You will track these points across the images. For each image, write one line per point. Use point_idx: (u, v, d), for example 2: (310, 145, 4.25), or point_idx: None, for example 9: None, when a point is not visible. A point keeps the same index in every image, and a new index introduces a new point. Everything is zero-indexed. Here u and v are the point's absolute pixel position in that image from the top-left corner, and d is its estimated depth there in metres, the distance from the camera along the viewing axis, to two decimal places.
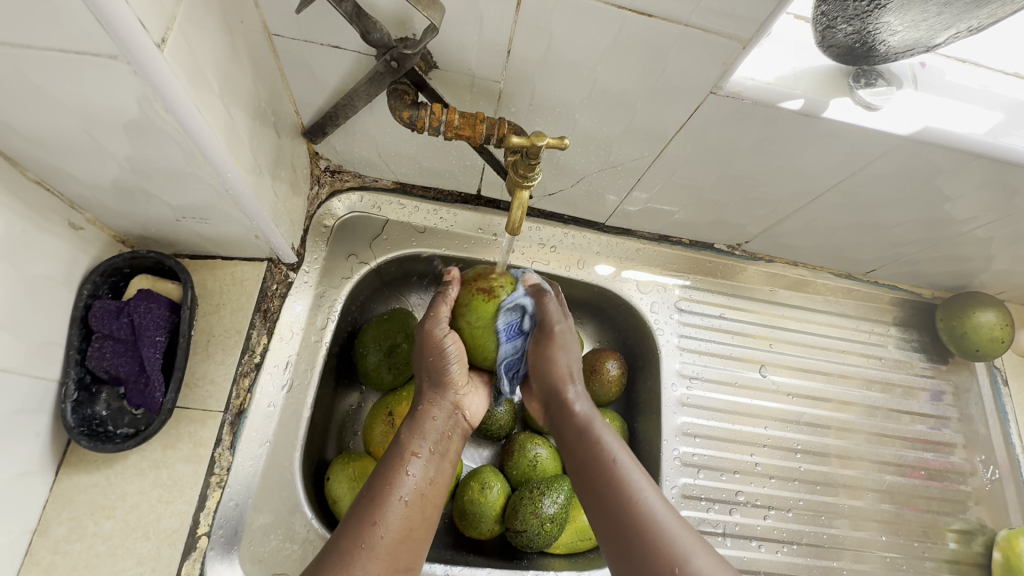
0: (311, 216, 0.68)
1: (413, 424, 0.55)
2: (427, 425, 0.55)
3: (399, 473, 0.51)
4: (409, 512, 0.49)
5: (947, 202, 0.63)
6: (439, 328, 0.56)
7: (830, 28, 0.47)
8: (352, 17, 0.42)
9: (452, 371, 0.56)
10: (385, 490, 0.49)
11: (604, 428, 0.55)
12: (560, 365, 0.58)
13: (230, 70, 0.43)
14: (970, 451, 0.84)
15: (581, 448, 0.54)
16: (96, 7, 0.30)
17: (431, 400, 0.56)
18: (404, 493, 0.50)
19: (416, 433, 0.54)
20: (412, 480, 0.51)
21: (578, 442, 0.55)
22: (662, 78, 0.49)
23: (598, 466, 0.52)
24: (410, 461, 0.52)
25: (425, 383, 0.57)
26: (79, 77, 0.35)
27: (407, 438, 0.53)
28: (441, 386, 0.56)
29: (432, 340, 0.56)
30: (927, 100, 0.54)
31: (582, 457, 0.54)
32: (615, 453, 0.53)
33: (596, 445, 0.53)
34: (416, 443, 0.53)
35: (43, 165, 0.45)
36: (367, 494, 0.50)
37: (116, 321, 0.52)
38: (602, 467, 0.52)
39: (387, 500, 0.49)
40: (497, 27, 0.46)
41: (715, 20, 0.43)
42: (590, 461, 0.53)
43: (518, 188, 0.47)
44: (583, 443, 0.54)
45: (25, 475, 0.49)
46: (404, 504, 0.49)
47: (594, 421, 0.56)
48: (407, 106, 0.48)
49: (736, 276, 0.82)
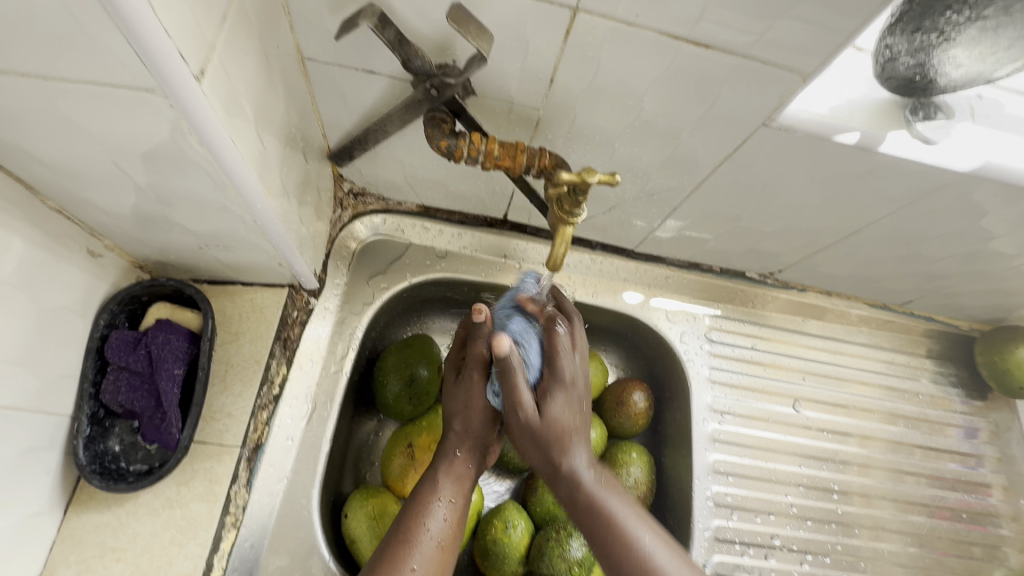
0: (333, 240, 0.65)
1: (445, 469, 0.54)
2: (457, 467, 0.54)
3: (431, 515, 0.50)
4: (441, 558, 0.49)
5: (995, 238, 0.60)
6: (478, 376, 0.55)
7: (892, 61, 0.45)
8: (394, 45, 0.40)
9: (485, 420, 0.56)
10: (417, 535, 0.49)
11: (604, 488, 0.51)
12: (546, 426, 0.50)
13: (265, 96, 0.41)
14: (1009, 493, 0.81)
15: (580, 514, 0.50)
16: (139, 41, 0.28)
17: (463, 445, 0.55)
18: (435, 534, 0.50)
19: (449, 477, 0.53)
20: (444, 524, 0.50)
21: (579, 509, 0.51)
22: (711, 109, 0.47)
23: (605, 537, 0.49)
24: (440, 504, 0.51)
25: (461, 432, 0.55)
26: (113, 108, 0.33)
27: (439, 481, 0.53)
28: (475, 433, 0.55)
29: (475, 388, 0.55)
30: (986, 135, 0.51)
31: (586, 526, 0.50)
32: (619, 515, 0.50)
33: (598, 513, 0.50)
34: (448, 488, 0.52)
35: (64, 193, 0.43)
36: (395, 533, 0.49)
37: (133, 352, 0.50)
38: (609, 540, 0.49)
39: (419, 542, 0.48)
40: (542, 55, 0.44)
41: (776, 53, 0.41)
42: (603, 540, 0.49)
43: (561, 223, 0.45)
44: (588, 512, 0.50)
45: (33, 516, 0.47)
46: (436, 547, 0.49)
47: (595, 484, 0.51)
48: (445, 134, 0.46)
49: (766, 306, 0.80)
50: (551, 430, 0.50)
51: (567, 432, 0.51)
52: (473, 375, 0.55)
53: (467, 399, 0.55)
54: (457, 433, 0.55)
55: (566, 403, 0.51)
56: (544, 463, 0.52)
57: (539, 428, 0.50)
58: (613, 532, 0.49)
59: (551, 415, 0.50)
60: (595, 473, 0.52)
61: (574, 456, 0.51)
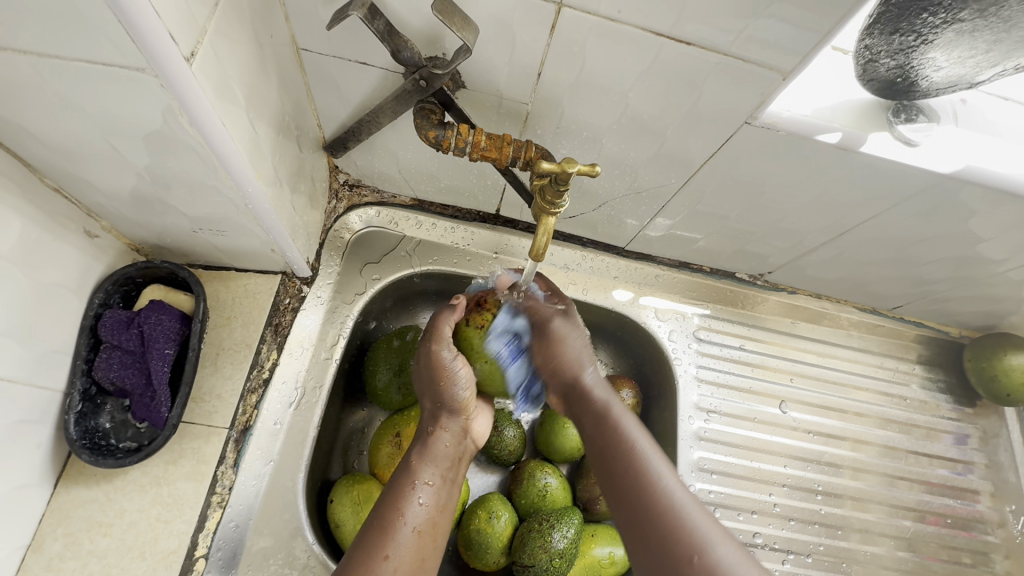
0: (328, 230, 0.67)
1: (423, 452, 0.54)
2: (438, 450, 0.54)
3: (409, 501, 0.50)
4: (420, 542, 0.48)
5: (982, 242, 0.61)
6: (443, 352, 0.54)
7: (873, 61, 0.46)
8: (383, 35, 0.41)
9: (461, 396, 0.55)
10: (395, 519, 0.48)
11: (624, 412, 0.55)
12: (564, 351, 0.58)
13: (257, 83, 0.43)
14: (997, 500, 0.81)
15: (597, 433, 0.54)
16: (129, 22, 0.30)
17: (442, 425, 0.56)
18: (415, 522, 0.49)
19: (425, 461, 0.53)
20: (423, 508, 0.50)
21: (596, 434, 0.54)
22: (696, 106, 0.48)
23: (620, 458, 0.51)
24: (420, 488, 0.51)
25: (436, 408, 0.56)
26: (107, 89, 0.35)
27: (417, 465, 0.53)
28: (453, 413, 0.56)
29: (438, 364, 0.54)
30: (969, 138, 0.52)
31: (603, 450, 0.53)
32: (636, 439, 0.52)
33: (611, 425, 0.54)
34: (427, 470, 0.53)
35: (62, 173, 0.44)
36: (374, 521, 0.48)
37: (126, 331, 0.52)
38: (621, 460, 0.51)
39: (398, 530, 0.47)
40: (530, 50, 0.45)
41: (756, 50, 0.42)
42: (613, 460, 0.51)
43: (544, 214, 0.47)
44: (606, 436, 0.53)
45: (23, 488, 0.48)
46: (414, 534, 0.48)
47: (612, 404, 0.56)
48: (433, 125, 0.48)
49: (756, 307, 0.80)
50: (568, 359, 0.58)
51: (583, 354, 0.58)
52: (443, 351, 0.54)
53: (428, 372, 0.55)
54: (435, 412, 0.56)
55: (581, 340, 0.58)
56: (566, 391, 0.59)
57: (559, 355, 0.58)
58: (618, 441, 0.52)
59: (566, 344, 0.58)
60: (615, 400, 0.57)
61: (591, 377, 0.58)
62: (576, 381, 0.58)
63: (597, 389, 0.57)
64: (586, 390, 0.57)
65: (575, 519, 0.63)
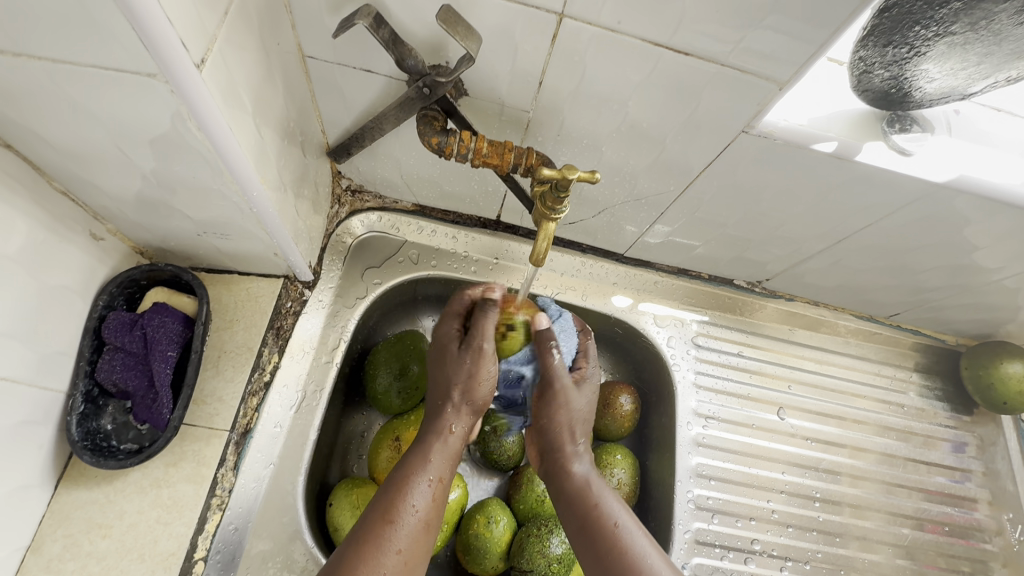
0: (330, 234, 0.67)
1: (436, 443, 0.54)
2: (449, 444, 0.55)
3: (418, 492, 0.50)
4: (424, 534, 0.49)
5: (977, 250, 0.62)
6: (487, 344, 0.56)
7: (868, 72, 0.47)
8: (388, 44, 0.42)
9: (484, 396, 0.57)
10: (403, 510, 0.49)
11: (603, 490, 0.56)
12: (558, 416, 0.58)
13: (263, 89, 0.43)
14: (994, 509, 0.81)
15: (578, 511, 0.54)
16: (143, 29, 0.30)
17: (456, 420, 0.56)
18: (421, 511, 0.50)
19: (438, 451, 0.54)
20: (429, 500, 0.51)
21: (578, 510, 0.54)
22: (694, 115, 0.49)
23: (601, 537, 0.51)
24: (430, 480, 0.51)
25: (457, 404, 0.56)
26: (118, 94, 0.35)
27: (430, 457, 0.53)
28: (469, 410, 0.57)
29: (480, 357, 0.56)
30: (962, 148, 0.53)
31: (584, 527, 0.53)
32: (617, 516, 0.53)
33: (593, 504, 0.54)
34: (437, 462, 0.53)
35: (70, 176, 0.45)
36: (380, 508, 0.49)
37: (129, 333, 0.52)
38: (603, 539, 0.51)
39: (405, 519, 0.48)
40: (531, 59, 0.46)
41: (753, 61, 0.43)
42: (594, 538, 0.52)
43: (544, 219, 0.48)
44: (588, 515, 0.53)
45: (24, 489, 0.48)
46: (420, 523, 0.49)
47: (591, 479, 0.56)
48: (436, 132, 0.48)
49: (755, 314, 0.81)
50: (560, 425, 0.58)
51: (574, 425, 0.58)
52: (483, 343, 0.56)
53: (467, 365, 0.56)
54: (456, 404, 0.56)
55: (576, 405, 0.59)
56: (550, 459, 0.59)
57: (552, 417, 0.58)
58: (599, 520, 0.53)
59: (561, 412, 0.58)
60: (595, 476, 0.57)
61: (579, 452, 0.58)
62: (563, 452, 0.58)
63: (581, 463, 0.58)
64: (569, 462, 0.57)
65: None
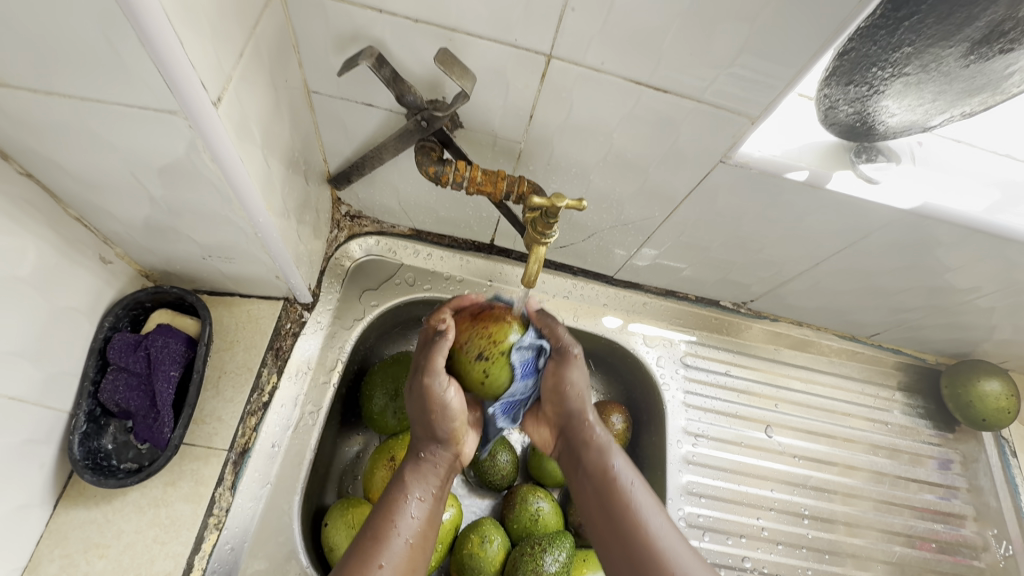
0: (329, 258, 0.69)
1: (412, 468, 0.55)
2: (428, 469, 0.55)
3: (401, 513, 0.51)
4: (411, 554, 0.49)
5: (948, 272, 0.65)
6: (436, 380, 0.54)
7: (834, 108, 0.51)
8: (388, 81, 0.45)
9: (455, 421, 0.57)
10: (388, 529, 0.50)
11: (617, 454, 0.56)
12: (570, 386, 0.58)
13: (272, 122, 0.46)
14: (980, 525, 0.82)
15: (589, 469, 0.56)
16: (167, 71, 0.33)
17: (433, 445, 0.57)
18: (406, 533, 0.50)
19: (415, 475, 0.55)
20: (414, 522, 0.51)
21: (589, 465, 0.56)
22: (675, 146, 0.52)
23: (610, 490, 0.53)
24: (411, 502, 0.52)
25: (428, 433, 0.56)
26: (136, 128, 0.38)
27: (409, 480, 0.54)
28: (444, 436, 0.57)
29: (430, 391, 0.54)
30: (925, 177, 0.56)
31: (595, 486, 0.54)
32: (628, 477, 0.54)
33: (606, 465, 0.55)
34: (417, 486, 0.54)
35: (85, 203, 0.47)
36: (367, 532, 0.50)
37: (133, 354, 0.53)
38: (612, 491, 0.53)
39: (390, 541, 0.49)
40: (522, 95, 0.49)
41: (726, 99, 0.46)
42: (603, 493, 0.53)
43: (536, 243, 0.50)
44: (602, 477, 0.54)
45: (24, 508, 0.49)
46: (406, 545, 0.50)
47: (603, 440, 0.57)
48: (433, 161, 0.51)
49: (741, 333, 0.83)
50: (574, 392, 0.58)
51: (585, 392, 0.58)
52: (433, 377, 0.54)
53: (421, 399, 0.55)
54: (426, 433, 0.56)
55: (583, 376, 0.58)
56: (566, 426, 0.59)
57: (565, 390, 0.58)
58: (607, 474, 0.54)
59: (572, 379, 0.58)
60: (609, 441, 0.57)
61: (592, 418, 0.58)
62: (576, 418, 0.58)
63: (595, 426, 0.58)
64: (586, 425, 0.58)
65: (567, 543, 0.63)
